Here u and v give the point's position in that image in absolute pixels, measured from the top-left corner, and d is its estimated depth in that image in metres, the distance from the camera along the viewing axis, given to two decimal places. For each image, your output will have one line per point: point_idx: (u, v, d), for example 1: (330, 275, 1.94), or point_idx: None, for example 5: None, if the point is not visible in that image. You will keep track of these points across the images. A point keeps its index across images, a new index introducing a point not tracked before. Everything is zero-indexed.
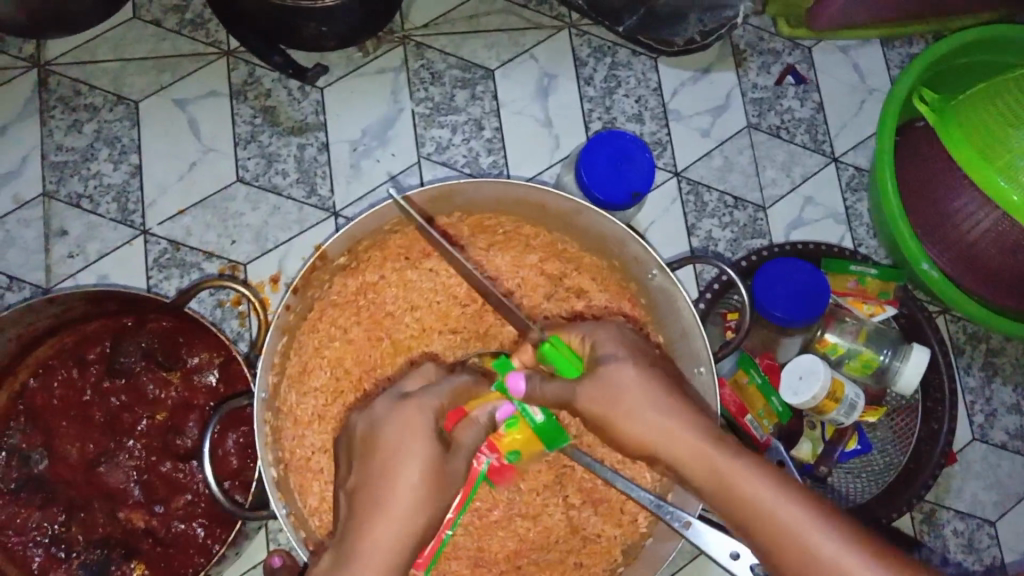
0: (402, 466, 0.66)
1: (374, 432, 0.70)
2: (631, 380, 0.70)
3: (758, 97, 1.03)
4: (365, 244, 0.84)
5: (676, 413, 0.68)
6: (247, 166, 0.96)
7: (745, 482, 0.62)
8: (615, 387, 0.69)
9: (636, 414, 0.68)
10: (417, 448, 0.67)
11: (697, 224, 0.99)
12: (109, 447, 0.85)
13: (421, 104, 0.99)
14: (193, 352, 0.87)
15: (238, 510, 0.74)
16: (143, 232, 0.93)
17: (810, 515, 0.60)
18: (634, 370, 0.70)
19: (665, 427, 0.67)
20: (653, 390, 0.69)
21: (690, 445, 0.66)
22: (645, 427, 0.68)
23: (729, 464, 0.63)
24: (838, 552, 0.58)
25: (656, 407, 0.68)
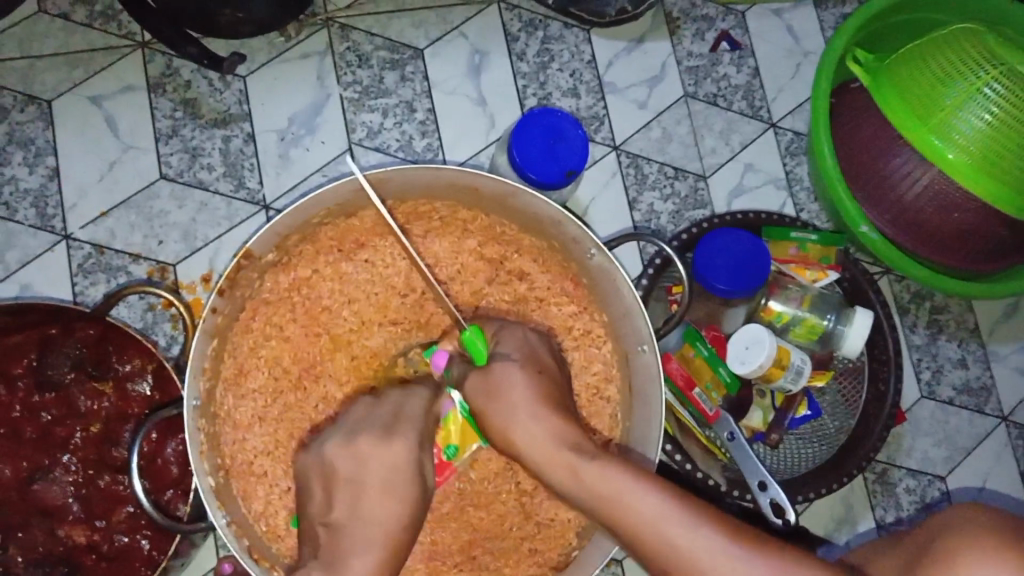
0: (371, 492, 0.70)
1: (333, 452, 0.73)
2: (511, 387, 0.70)
3: (693, 65, 1.02)
4: (295, 238, 0.81)
5: (549, 420, 0.69)
6: (170, 163, 0.92)
7: (610, 484, 0.64)
8: (501, 386, 0.70)
9: (516, 421, 0.69)
10: (383, 470, 0.70)
11: (639, 197, 0.98)
12: (44, 463, 0.82)
13: (349, 89, 0.96)
14: (125, 359, 0.83)
15: (174, 523, 0.72)
16: (65, 237, 0.89)
17: (664, 508, 0.62)
18: (522, 373, 0.71)
19: (540, 433, 0.68)
20: (530, 395, 0.70)
21: (557, 450, 0.67)
22: (523, 434, 0.68)
23: (594, 470, 0.65)
24: (689, 541, 0.60)
25: (535, 413, 0.69)
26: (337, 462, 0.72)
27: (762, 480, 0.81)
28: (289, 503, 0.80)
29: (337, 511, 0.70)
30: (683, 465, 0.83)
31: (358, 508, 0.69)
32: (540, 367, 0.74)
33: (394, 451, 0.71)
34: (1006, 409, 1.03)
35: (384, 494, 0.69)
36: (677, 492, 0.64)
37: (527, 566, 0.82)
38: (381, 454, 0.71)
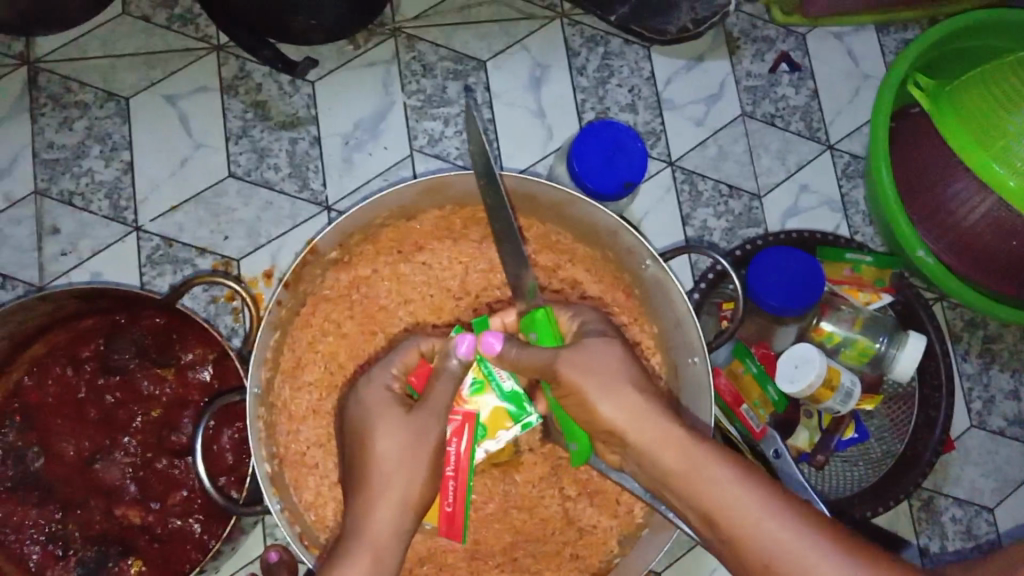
0: (390, 504, 0.68)
1: (374, 430, 0.70)
2: (606, 367, 0.69)
3: (752, 85, 1.03)
4: (357, 238, 0.83)
5: (652, 403, 0.68)
6: (239, 162, 0.95)
7: (715, 474, 0.64)
8: (598, 364, 0.70)
9: (614, 398, 0.68)
10: (400, 483, 0.69)
11: (692, 213, 0.98)
12: (105, 444, 0.85)
13: (413, 97, 0.98)
14: (187, 348, 0.86)
15: (232, 505, 0.74)
16: (135, 229, 0.93)
17: (764, 501, 0.62)
18: (619, 354, 0.71)
19: (637, 408, 0.68)
20: (630, 376, 0.69)
21: (662, 429, 0.67)
22: (623, 412, 0.67)
23: (702, 454, 0.65)
24: (784, 534, 0.60)
25: (635, 396, 0.68)
26: (378, 446, 0.69)
27: (807, 498, 0.80)
28: (338, 496, 0.82)
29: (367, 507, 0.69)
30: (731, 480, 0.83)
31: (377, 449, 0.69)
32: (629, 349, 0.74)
33: (416, 463, 0.69)
34: None
35: (415, 448, 0.69)
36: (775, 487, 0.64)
37: (568, 571, 0.83)
38: (403, 466, 0.69)
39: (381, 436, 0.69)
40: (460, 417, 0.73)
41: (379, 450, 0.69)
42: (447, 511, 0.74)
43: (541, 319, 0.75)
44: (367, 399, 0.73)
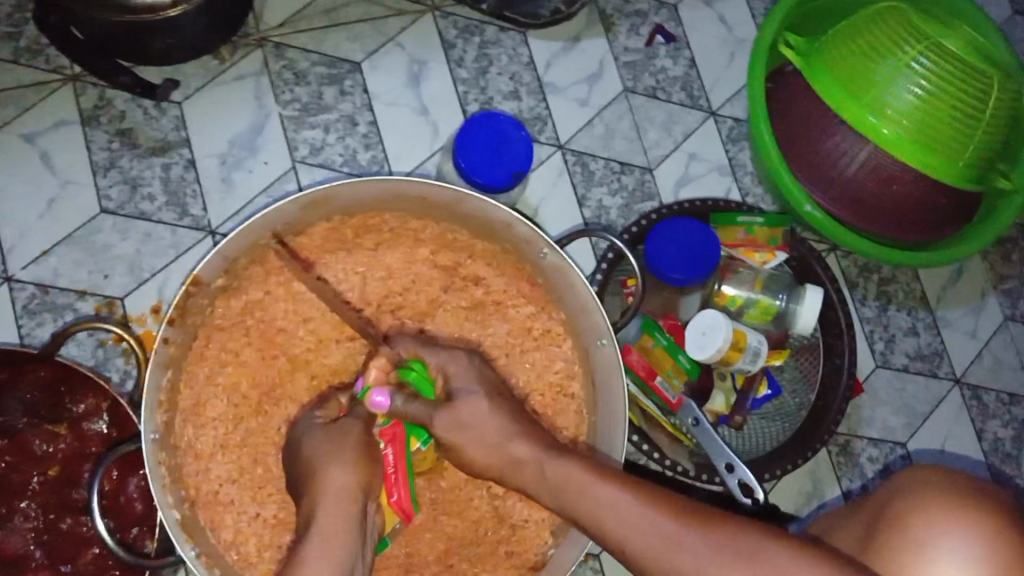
0: (328, 505, 0.66)
1: (310, 460, 0.70)
2: (477, 413, 0.71)
3: (630, 60, 1.03)
4: (243, 261, 0.80)
5: (521, 432, 0.71)
6: (111, 195, 0.90)
7: (574, 483, 0.65)
8: (469, 415, 0.71)
9: (484, 438, 0.70)
10: (345, 479, 0.67)
11: (587, 194, 0.98)
12: (1, 512, 0.79)
13: (288, 107, 0.95)
14: (79, 399, 0.81)
15: (138, 560, 0.71)
16: (6, 279, 0.87)
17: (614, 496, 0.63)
18: (487, 404, 0.72)
19: (497, 445, 0.70)
20: (502, 411, 0.73)
21: (526, 456, 0.69)
22: (497, 447, 0.70)
23: (561, 469, 0.66)
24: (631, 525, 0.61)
25: (507, 432, 0.71)
26: (319, 463, 0.69)
27: (729, 463, 0.82)
28: (260, 529, 0.80)
29: (314, 515, 0.66)
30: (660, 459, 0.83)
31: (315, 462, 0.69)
32: (500, 393, 0.76)
33: (356, 458, 0.68)
34: (960, 373, 1.05)
35: (343, 453, 0.69)
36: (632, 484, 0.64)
37: (504, 569, 0.81)
38: (349, 466, 0.68)
39: (324, 451, 0.70)
40: (390, 431, 0.73)
41: (320, 465, 0.69)
42: (394, 502, 0.73)
43: (414, 368, 0.76)
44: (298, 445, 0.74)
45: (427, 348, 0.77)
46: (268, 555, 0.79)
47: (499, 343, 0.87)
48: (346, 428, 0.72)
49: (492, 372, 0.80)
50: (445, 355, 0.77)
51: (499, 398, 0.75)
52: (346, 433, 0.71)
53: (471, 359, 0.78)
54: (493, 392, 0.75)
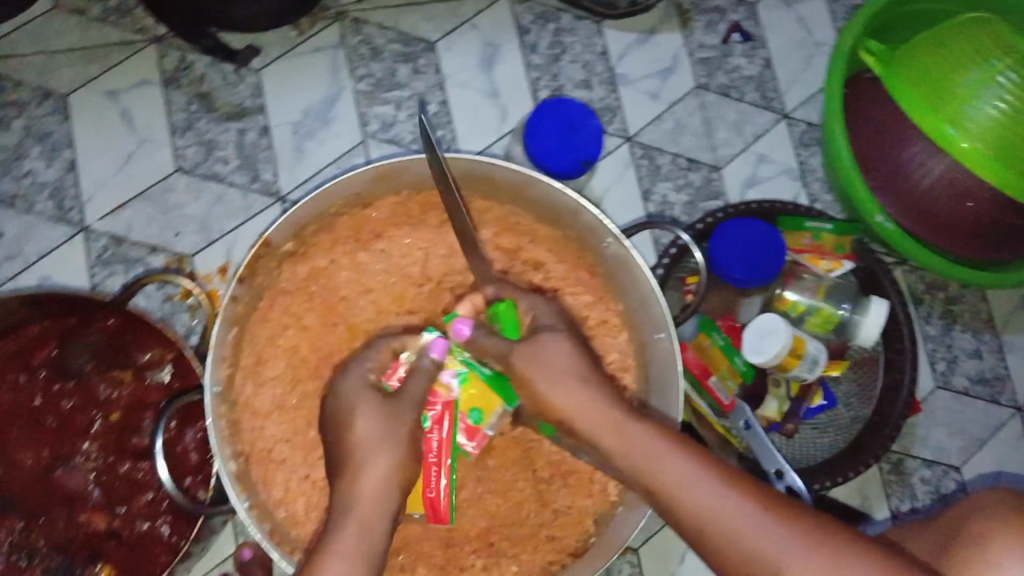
0: (363, 507, 0.67)
1: (347, 444, 0.70)
2: (554, 362, 0.70)
3: (705, 56, 1.02)
4: (312, 228, 0.81)
5: (600, 394, 0.68)
6: (187, 155, 0.92)
7: (655, 459, 0.63)
8: (548, 352, 0.70)
9: (562, 387, 0.68)
10: (379, 480, 0.68)
11: (652, 188, 0.98)
12: (64, 451, 0.83)
13: (362, 82, 0.96)
14: (144, 349, 0.84)
15: (198, 507, 0.74)
16: (82, 228, 0.90)
17: (690, 467, 0.62)
18: (570, 348, 0.71)
19: (576, 388, 0.69)
20: (583, 369, 0.70)
21: (608, 421, 0.67)
22: (576, 400, 0.68)
23: (643, 443, 0.64)
24: (709, 494, 0.59)
25: (586, 386, 0.69)
26: (355, 453, 0.69)
27: (779, 468, 0.83)
28: (309, 491, 0.81)
29: (347, 512, 0.67)
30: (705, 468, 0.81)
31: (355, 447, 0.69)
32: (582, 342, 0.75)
33: (396, 452, 0.69)
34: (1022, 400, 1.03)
35: (376, 448, 0.69)
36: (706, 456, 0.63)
37: (545, 552, 0.82)
38: (378, 471, 0.68)
39: (362, 443, 0.69)
40: (439, 406, 0.73)
41: (358, 456, 0.69)
42: (430, 498, 0.74)
43: (502, 308, 0.75)
44: (341, 395, 0.74)
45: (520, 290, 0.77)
46: (313, 516, 0.81)
47: None
48: (391, 410, 0.71)
49: (570, 319, 0.80)
50: (534, 299, 0.77)
51: (582, 344, 0.74)
52: (393, 417, 0.70)
53: (554, 304, 0.78)
54: (576, 337, 0.75)
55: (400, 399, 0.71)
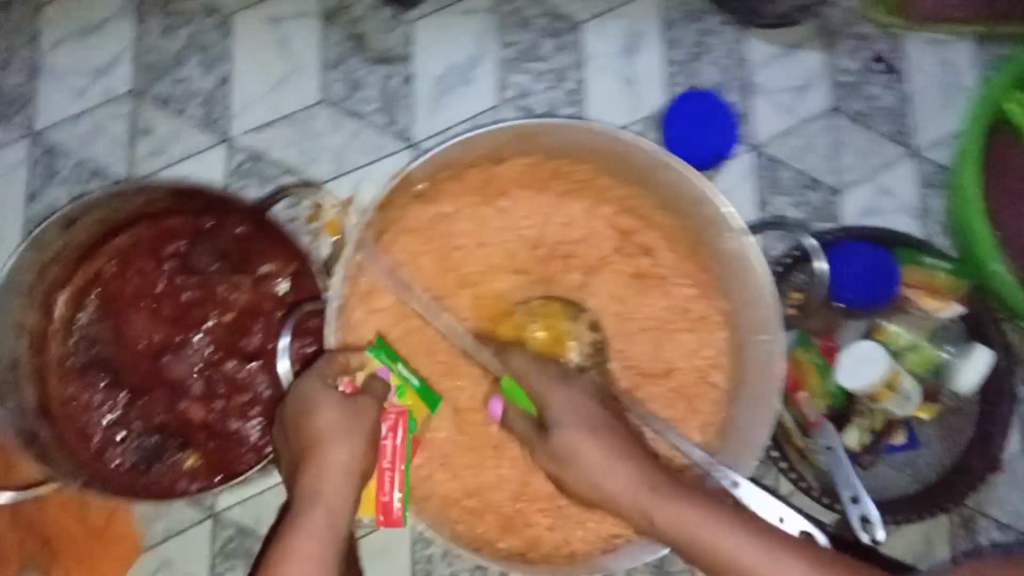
0: (326, 500, 0.68)
1: (315, 439, 0.71)
2: (585, 446, 0.70)
3: (843, 81, 1.02)
4: (446, 174, 0.85)
5: (631, 461, 0.70)
6: (333, 89, 0.95)
7: (698, 523, 0.65)
8: (585, 419, 0.72)
9: (589, 458, 0.70)
10: (342, 472, 0.70)
11: (770, 199, 0.99)
12: (176, 340, 0.88)
13: (508, 48, 0.97)
14: (264, 261, 0.88)
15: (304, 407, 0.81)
16: (225, 139, 0.93)
17: (732, 535, 0.64)
18: (583, 431, 0.71)
19: (604, 472, 0.70)
20: (610, 434, 0.72)
21: (646, 502, 0.68)
22: (602, 477, 0.70)
23: (682, 508, 0.66)
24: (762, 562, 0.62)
25: (612, 454, 0.70)
26: (316, 446, 0.71)
27: (855, 494, 0.82)
28: None
29: (310, 500, 0.68)
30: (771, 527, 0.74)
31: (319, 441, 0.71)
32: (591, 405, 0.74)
33: (354, 445, 0.71)
34: None
35: (343, 446, 0.71)
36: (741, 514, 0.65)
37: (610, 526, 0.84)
38: (336, 463, 0.70)
39: (328, 434, 0.71)
40: (393, 413, 0.78)
41: (319, 443, 0.71)
42: (383, 502, 0.77)
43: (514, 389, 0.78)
44: (300, 393, 0.75)
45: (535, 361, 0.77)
46: None
47: (654, 316, 0.88)
48: (356, 414, 0.73)
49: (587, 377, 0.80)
50: (523, 356, 0.78)
51: (585, 406, 0.73)
52: (359, 420, 0.73)
53: (562, 368, 0.78)
54: (574, 391, 0.74)
55: (361, 411, 0.73)
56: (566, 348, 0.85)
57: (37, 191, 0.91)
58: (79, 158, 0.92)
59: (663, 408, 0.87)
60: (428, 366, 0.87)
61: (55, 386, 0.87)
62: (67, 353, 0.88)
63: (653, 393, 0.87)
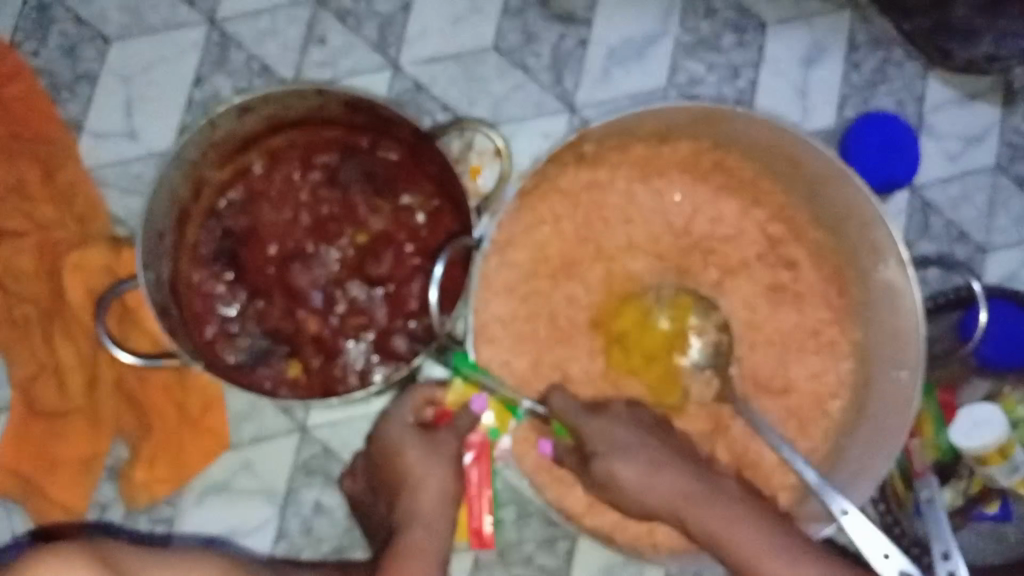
0: (421, 521, 0.75)
1: (410, 471, 0.78)
2: (626, 467, 0.69)
3: (1017, 140, 0.99)
4: (611, 144, 0.84)
5: (670, 470, 0.69)
6: (506, 38, 0.96)
7: (734, 531, 0.64)
8: (625, 442, 0.72)
9: (629, 474, 0.69)
10: (435, 489, 0.78)
11: (915, 242, 0.97)
12: (308, 250, 0.87)
13: (687, 34, 0.98)
14: (408, 191, 0.88)
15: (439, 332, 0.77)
16: (393, 66, 0.95)
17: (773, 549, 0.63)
18: (632, 451, 0.71)
19: (655, 484, 0.69)
20: (650, 450, 0.71)
21: (689, 511, 0.67)
22: (643, 492, 0.69)
23: (718, 513, 0.66)
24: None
25: (657, 468, 0.69)
26: (408, 472, 0.78)
27: (947, 550, 0.80)
28: (505, 375, 0.85)
29: (410, 521, 0.76)
30: (872, 563, 0.69)
31: (412, 461, 0.79)
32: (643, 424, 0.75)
33: (447, 463, 0.79)
34: None
35: (432, 467, 0.78)
36: (781, 533, 0.64)
37: None
38: (431, 488, 0.77)
39: (414, 462, 0.78)
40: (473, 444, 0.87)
41: (409, 473, 0.78)
42: (474, 528, 0.89)
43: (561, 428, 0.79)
44: (380, 433, 0.82)
45: (569, 406, 0.78)
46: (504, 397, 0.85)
47: (783, 331, 0.87)
48: (437, 442, 0.80)
49: (648, 413, 0.79)
50: (563, 400, 0.79)
51: (647, 431, 0.74)
52: (440, 445, 0.80)
53: (620, 407, 0.78)
54: (644, 424, 0.76)
55: (442, 443, 0.80)
56: (687, 342, 0.84)
57: (203, 76, 0.94)
58: (249, 54, 0.95)
59: (774, 423, 0.86)
60: (546, 329, 0.86)
61: (183, 268, 0.87)
62: (200, 239, 0.88)
63: (768, 407, 0.86)
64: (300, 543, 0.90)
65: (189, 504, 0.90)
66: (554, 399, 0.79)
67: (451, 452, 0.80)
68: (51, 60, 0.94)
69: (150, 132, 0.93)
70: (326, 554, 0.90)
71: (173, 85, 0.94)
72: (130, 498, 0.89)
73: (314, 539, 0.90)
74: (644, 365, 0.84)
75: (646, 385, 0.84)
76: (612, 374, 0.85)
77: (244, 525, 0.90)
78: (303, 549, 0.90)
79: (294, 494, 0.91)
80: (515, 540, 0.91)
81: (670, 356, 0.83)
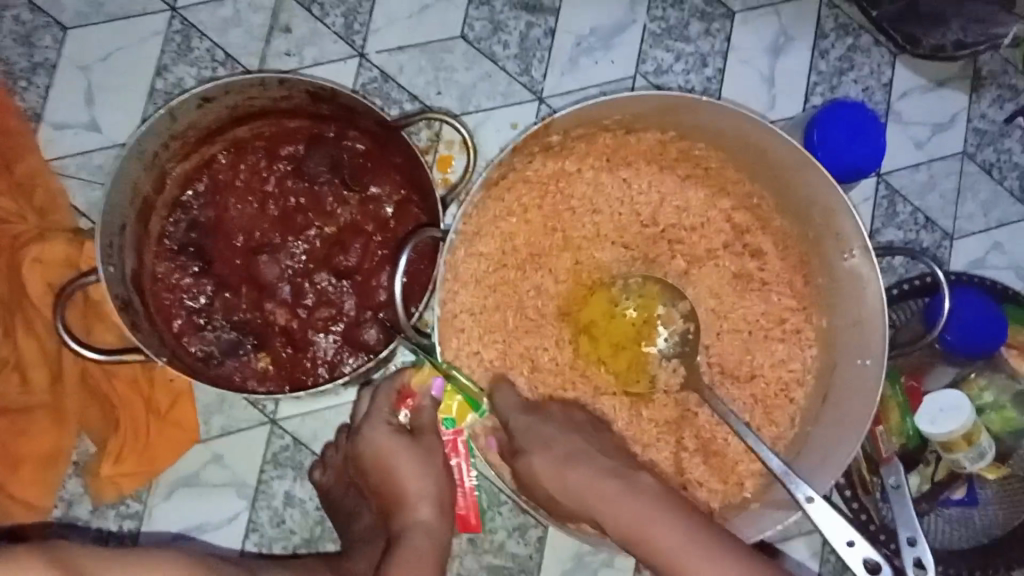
0: (422, 525, 0.77)
1: (403, 479, 0.79)
2: (539, 460, 0.71)
3: (982, 127, 1.00)
4: (577, 133, 0.83)
5: (582, 464, 0.69)
6: (474, 27, 0.96)
7: (629, 515, 0.63)
8: (544, 439, 0.73)
9: (543, 468, 0.70)
10: (428, 499, 0.79)
11: (882, 229, 0.98)
12: (274, 241, 0.86)
13: (655, 23, 0.98)
14: (376, 181, 0.87)
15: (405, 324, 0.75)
16: (360, 55, 0.94)
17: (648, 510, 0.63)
18: (552, 448, 0.71)
19: (568, 475, 0.69)
20: (565, 446, 0.72)
21: (592, 498, 0.66)
22: (551, 486, 0.70)
23: (619, 501, 0.64)
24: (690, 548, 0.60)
25: (567, 462, 0.69)
26: (400, 485, 0.79)
27: (913, 536, 0.81)
28: (474, 367, 0.85)
29: (405, 532, 0.77)
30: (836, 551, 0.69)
31: (401, 470, 0.79)
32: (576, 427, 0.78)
33: (438, 470, 0.81)
34: None
35: (422, 476, 0.79)
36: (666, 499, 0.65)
37: None
38: (428, 493, 0.79)
39: (406, 469, 0.79)
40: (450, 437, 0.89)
41: (402, 487, 0.79)
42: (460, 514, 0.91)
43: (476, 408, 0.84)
44: (362, 442, 0.81)
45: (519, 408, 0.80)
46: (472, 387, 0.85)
47: (748, 319, 0.88)
48: (425, 448, 0.81)
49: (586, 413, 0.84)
50: (506, 390, 0.82)
51: (586, 437, 0.76)
52: (429, 448, 0.82)
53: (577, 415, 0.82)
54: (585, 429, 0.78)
55: (430, 452, 0.82)
56: (653, 331, 0.84)
57: (165, 66, 0.93)
58: (212, 43, 0.94)
59: (740, 411, 0.87)
60: (514, 320, 0.86)
61: (148, 260, 0.86)
62: (166, 231, 0.87)
63: (734, 394, 0.87)
64: (271, 536, 0.90)
65: (158, 500, 0.90)
66: (501, 394, 0.82)
67: (439, 455, 0.83)
68: (6, 48, 0.92)
69: (112, 123, 0.92)
70: (298, 546, 0.90)
71: (134, 74, 0.93)
72: (96, 496, 0.88)
73: (286, 531, 0.90)
74: (612, 354, 0.85)
75: (613, 375, 0.85)
76: (580, 364, 0.86)
77: (214, 520, 0.90)
78: (274, 542, 0.90)
79: (265, 486, 0.90)
80: (487, 529, 0.92)
81: (638, 347, 0.84)
